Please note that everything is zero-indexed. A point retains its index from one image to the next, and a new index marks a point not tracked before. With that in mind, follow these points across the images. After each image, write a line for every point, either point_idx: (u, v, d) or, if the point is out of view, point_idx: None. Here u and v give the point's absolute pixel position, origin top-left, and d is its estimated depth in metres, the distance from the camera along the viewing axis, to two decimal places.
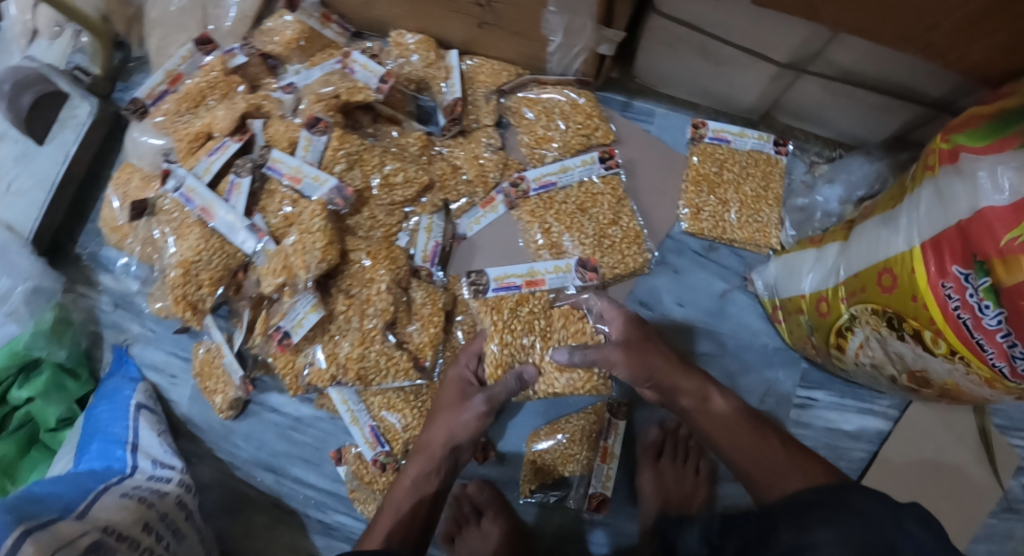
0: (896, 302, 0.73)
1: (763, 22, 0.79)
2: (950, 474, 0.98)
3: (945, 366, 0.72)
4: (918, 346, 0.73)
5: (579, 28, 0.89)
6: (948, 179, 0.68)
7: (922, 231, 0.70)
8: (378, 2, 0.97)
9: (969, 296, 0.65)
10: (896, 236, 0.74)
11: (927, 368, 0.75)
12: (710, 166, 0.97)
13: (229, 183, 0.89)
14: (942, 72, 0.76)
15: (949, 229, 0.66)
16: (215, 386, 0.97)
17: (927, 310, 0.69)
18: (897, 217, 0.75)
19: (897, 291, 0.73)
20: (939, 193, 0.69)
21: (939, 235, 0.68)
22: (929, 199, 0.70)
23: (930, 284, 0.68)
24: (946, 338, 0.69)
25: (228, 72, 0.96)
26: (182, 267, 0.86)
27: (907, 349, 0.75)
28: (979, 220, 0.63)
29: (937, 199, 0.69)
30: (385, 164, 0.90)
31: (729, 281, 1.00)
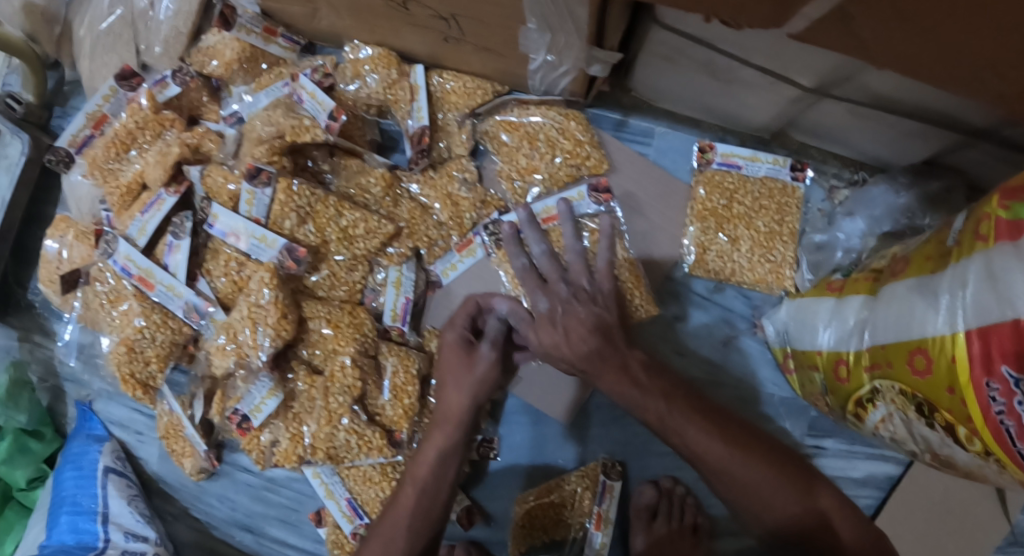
0: (928, 389, 0.65)
1: (789, 48, 0.65)
2: (961, 517, 0.94)
3: (976, 462, 0.64)
4: (947, 436, 0.66)
5: (564, 48, 0.73)
6: (1004, 260, 0.56)
7: (968, 316, 0.59)
8: (325, 14, 0.83)
9: (1018, 403, 0.55)
10: (934, 313, 0.63)
11: (953, 456, 0.67)
12: (719, 200, 0.86)
13: (167, 245, 0.80)
14: (987, 108, 0.65)
15: (1002, 323, 0.55)
16: (181, 449, 0.88)
17: (964, 406, 0.61)
18: (937, 290, 0.64)
19: (931, 378, 0.64)
20: (992, 274, 0.57)
21: (988, 325, 0.57)
22: (977, 278, 0.59)
23: (973, 380, 0.59)
24: (981, 438, 0.61)
25: (158, 109, 0.84)
26: (125, 345, 0.78)
27: (934, 435, 0.68)
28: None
29: (988, 281, 0.58)
30: (341, 216, 0.79)
31: (736, 327, 0.92)
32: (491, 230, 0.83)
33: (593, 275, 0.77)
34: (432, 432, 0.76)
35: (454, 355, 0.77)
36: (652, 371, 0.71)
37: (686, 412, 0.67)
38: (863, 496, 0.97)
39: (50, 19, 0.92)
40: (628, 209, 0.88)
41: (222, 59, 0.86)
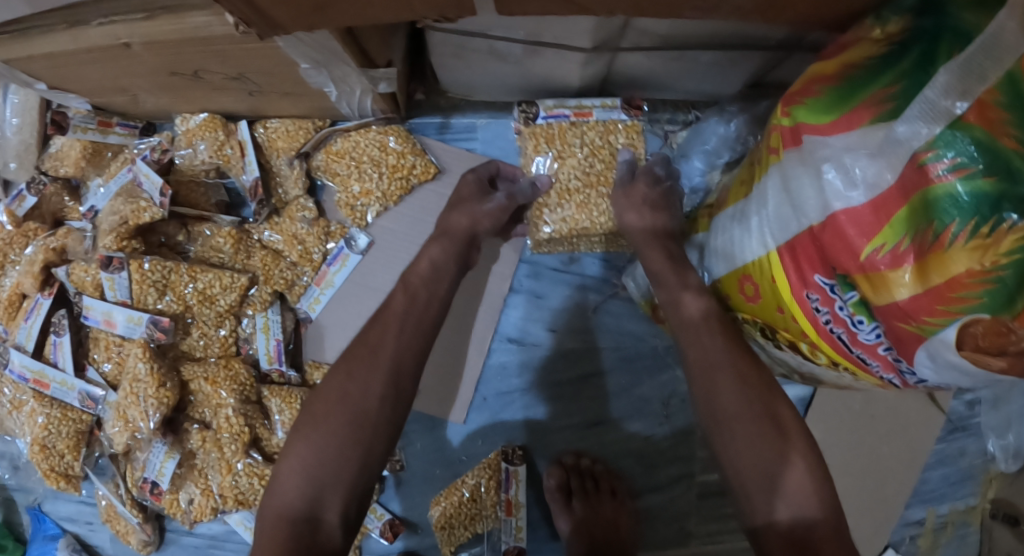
0: (763, 313, 0.66)
1: (544, 20, 0.68)
2: (885, 419, 0.95)
3: (831, 373, 0.65)
4: (796, 353, 0.67)
5: (345, 76, 0.78)
6: (792, 167, 0.56)
7: (775, 234, 0.60)
8: (143, 97, 0.88)
9: (839, 309, 0.55)
10: (749, 237, 0.64)
11: (813, 370, 0.68)
12: (570, 179, 0.82)
13: (52, 344, 0.86)
14: (747, 23, 0.67)
15: (802, 233, 0.55)
16: (125, 528, 0.94)
17: (796, 323, 0.61)
18: (748, 214, 0.65)
19: (762, 302, 0.65)
20: (786, 187, 0.57)
21: (793, 239, 0.57)
22: (776, 194, 0.59)
23: (796, 296, 0.59)
24: (823, 350, 0.61)
25: (19, 221, 0.92)
26: (37, 444, 0.84)
27: (787, 355, 0.69)
28: (832, 226, 0.51)
29: (784, 192, 0.58)
30: (194, 280, 0.84)
31: (601, 292, 0.88)
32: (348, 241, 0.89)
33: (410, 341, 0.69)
34: (343, 390, 0.67)
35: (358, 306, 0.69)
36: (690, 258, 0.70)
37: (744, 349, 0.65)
38: None
39: None
40: None
41: (70, 160, 0.93)
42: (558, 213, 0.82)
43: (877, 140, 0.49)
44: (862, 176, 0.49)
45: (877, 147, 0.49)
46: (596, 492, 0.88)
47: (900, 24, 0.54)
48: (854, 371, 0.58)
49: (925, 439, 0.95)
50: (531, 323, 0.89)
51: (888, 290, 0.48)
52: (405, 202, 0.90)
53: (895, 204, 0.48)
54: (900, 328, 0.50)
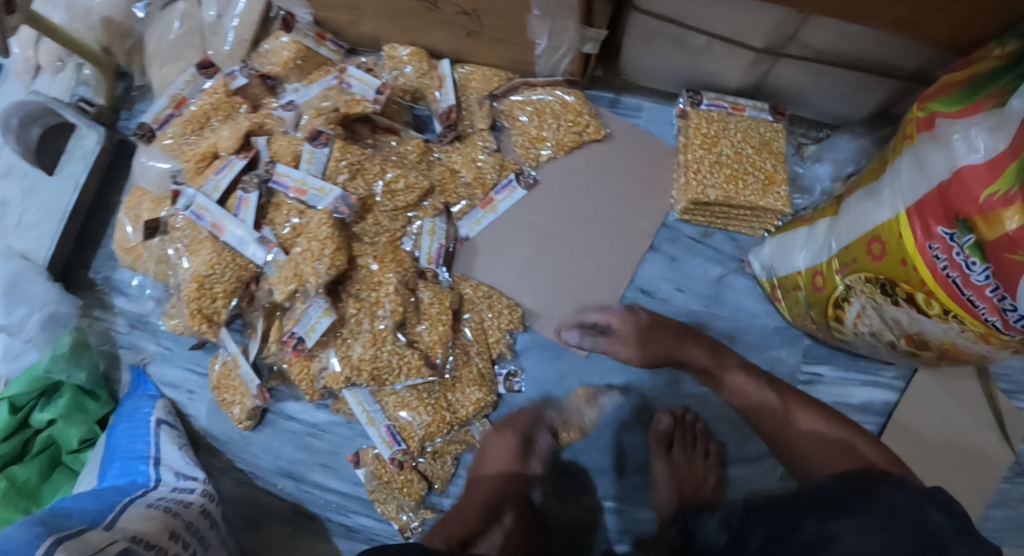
0: (887, 269, 0.76)
1: (735, 10, 0.82)
2: (959, 439, 1.00)
3: (941, 327, 0.75)
4: (912, 310, 0.76)
5: (561, 30, 0.92)
6: (926, 145, 0.72)
7: (905, 198, 0.74)
8: (366, 19, 1.02)
9: (956, 255, 0.67)
10: (880, 207, 0.78)
11: (923, 331, 0.78)
12: (721, 152, 0.95)
13: (237, 200, 0.92)
14: (902, 41, 0.81)
15: (930, 192, 0.69)
16: (232, 398, 0.99)
17: (917, 273, 0.72)
18: (881, 189, 0.79)
19: (887, 258, 0.76)
20: (919, 161, 0.72)
21: (922, 199, 0.71)
22: (909, 167, 0.74)
23: (918, 247, 0.71)
24: (938, 299, 0.72)
25: (230, 93, 1.01)
26: (197, 282, 0.89)
27: (902, 314, 0.79)
28: (958, 181, 0.65)
29: (916, 166, 0.73)
30: (385, 172, 0.93)
31: (724, 265, 1.01)
32: (521, 174, 1.01)
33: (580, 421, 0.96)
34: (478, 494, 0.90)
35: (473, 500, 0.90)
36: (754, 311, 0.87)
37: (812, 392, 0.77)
38: (865, 423, 1.03)
39: (125, 33, 1.12)
40: (618, 168, 1.02)
41: (280, 59, 1.03)
42: (710, 182, 0.94)
43: (995, 118, 0.64)
44: (982, 143, 0.64)
45: (996, 123, 0.64)
46: (692, 449, 0.96)
47: (1019, 44, 0.69)
48: (963, 315, 0.69)
49: (991, 466, 1.00)
50: (663, 280, 1.00)
51: (999, 223, 0.61)
52: (573, 154, 1.03)
53: (1007, 160, 0.61)
54: (1009, 260, 0.61)
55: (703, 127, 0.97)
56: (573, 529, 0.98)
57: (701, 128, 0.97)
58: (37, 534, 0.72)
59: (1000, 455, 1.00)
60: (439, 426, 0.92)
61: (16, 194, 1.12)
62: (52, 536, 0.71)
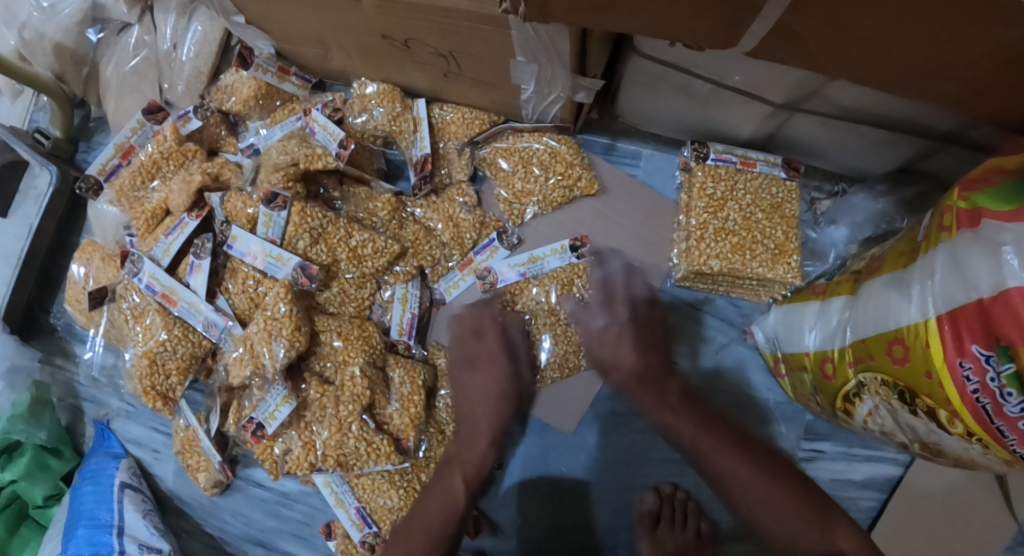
0: (907, 376, 0.67)
1: (750, 63, 0.71)
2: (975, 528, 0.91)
3: (960, 444, 0.65)
4: (931, 422, 0.67)
5: (552, 78, 0.81)
6: (965, 246, 0.60)
7: (937, 302, 0.62)
8: (333, 55, 0.91)
9: (990, 380, 0.58)
10: (907, 304, 0.66)
11: (940, 442, 0.68)
12: (728, 218, 0.85)
13: (189, 264, 0.85)
14: (943, 109, 0.69)
15: (968, 304, 0.59)
16: (197, 464, 0.92)
17: (942, 388, 0.62)
18: (908, 281, 0.67)
19: (908, 365, 0.66)
20: (956, 262, 0.61)
21: (957, 309, 0.60)
22: (943, 267, 0.62)
23: (946, 362, 0.61)
24: (963, 419, 0.62)
25: (181, 141, 0.91)
26: (148, 357, 0.83)
27: (919, 422, 0.69)
28: (1002, 301, 0.55)
29: (953, 267, 0.61)
30: (351, 236, 0.84)
31: (727, 334, 0.93)
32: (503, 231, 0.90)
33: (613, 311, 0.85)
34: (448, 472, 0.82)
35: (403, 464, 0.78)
36: (687, 399, 0.79)
37: (718, 439, 0.75)
38: (863, 499, 0.94)
39: (79, 61, 1.03)
40: (614, 226, 0.92)
41: (240, 95, 0.93)
42: (715, 252, 0.84)
43: None
44: None
45: None
46: (682, 526, 0.89)
47: None
48: (990, 443, 0.60)
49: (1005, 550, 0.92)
50: None
51: None
52: (561, 210, 0.92)
53: None
54: None
55: (709, 184, 0.86)
56: None
57: (706, 187, 0.86)
58: None
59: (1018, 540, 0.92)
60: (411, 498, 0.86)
61: None
62: None
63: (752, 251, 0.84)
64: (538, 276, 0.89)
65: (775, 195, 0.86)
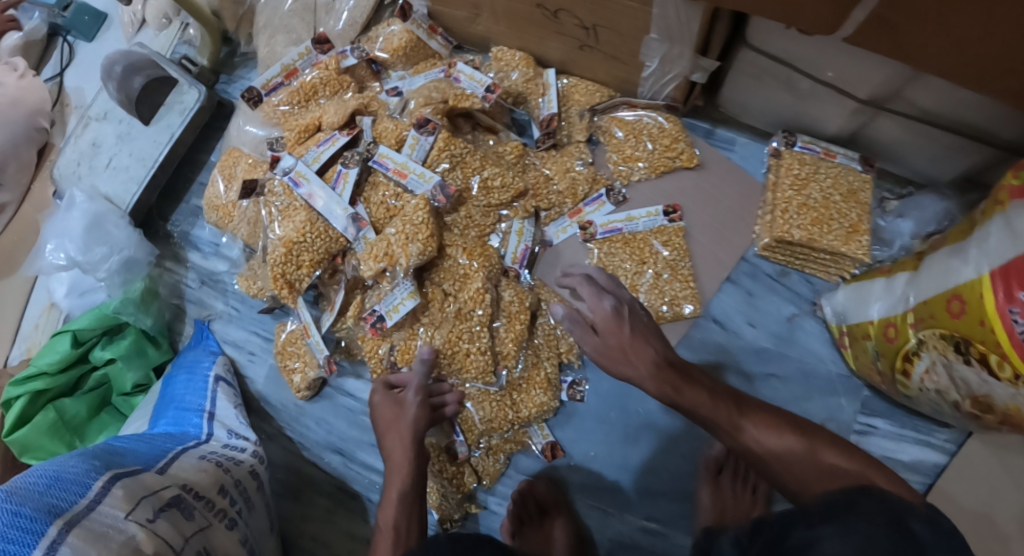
0: (964, 327, 0.75)
1: (848, 58, 0.83)
2: None
3: (1010, 392, 0.72)
4: (983, 371, 0.74)
5: (676, 57, 0.94)
6: (1017, 213, 0.70)
7: (992, 259, 0.72)
8: (482, 19, 1.05)
9: None
10: (966, 266, 0.76)
11: (991, 394, 0.75)
12: (810, 196, 0.96)
13: (336, 172, 0.94)
14: (1008, 114, 0.80)
15: (1018, 256, 0.68)
16: (294, 366, 1.00)
17: (994, 334, 0.70)
18: (968, 248, 0.77)
19: (966, 317, 0.74)
20: (1010, 226, 0.71)
21: (1008, 264, 0.69)
22: (998, 231, 0.72)
23: (998, 309, 0.69)
24: (1012, 363, 0.69)
25: (340, 71, 1.03)
26: (286, 246, 0.90)
27: (971, 373, 0.76)
28: None
29: (1007, 231, 0.71)
30: (484, 169, 0.95)
31: (798, 306, 1.02)
32: (612, 190, 1.02)
33: None
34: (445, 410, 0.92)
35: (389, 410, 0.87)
36: None
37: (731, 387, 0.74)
38: (909, 481, 0.99)
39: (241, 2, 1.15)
40: (708, 199, 1.03)
41: (390, 45, 1.06)
42: (796, 224, 0.95)
43: None
44: None
45: None
46: (743, 481, 0.95)
47: None
48: None
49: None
50: (736, 313, 1.01)
51: None
52: (664, 178, 1.04)
53: None
54: None
55: (796, 165, 0.98)
56: (613, 543, 0.97)
57: (792, 170, 0.98)
58: (93, 465, 0.74)
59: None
60: (502, 422, 0.94)
61: (110, 137, 1.16)
62: (109, 472, 0.74)
63: (830, 226, 0.95)
64: (633, 232, 1.01)
65: (853, 182, 0.97)
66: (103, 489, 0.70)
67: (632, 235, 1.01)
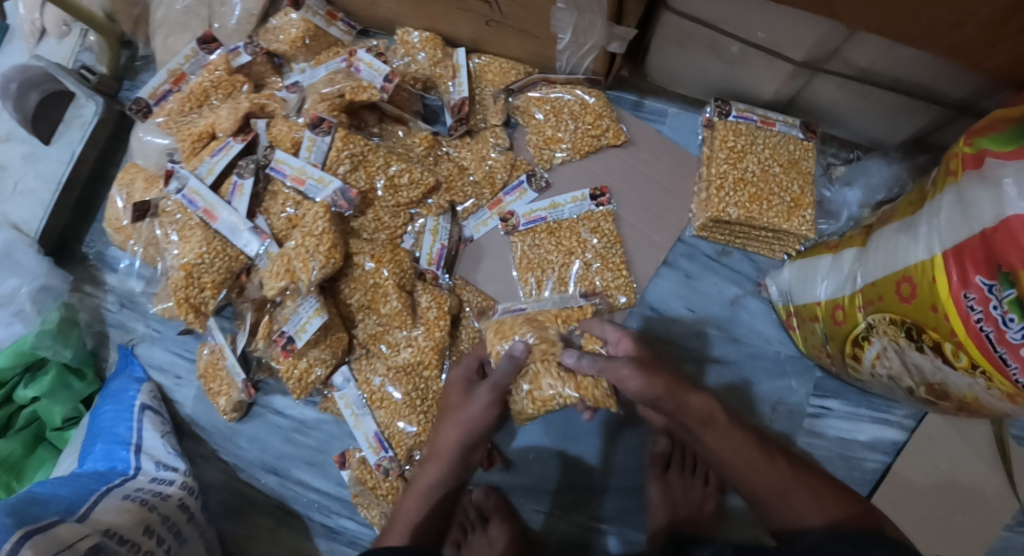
0: (915, 312, 0.70)
1: (778, 17, 0.74)
2: (968, 492, 0.92)
3: (965, 381, 0.67)
4: (937, 358, 0.69)
5: (589, 26, 0.86)
6: (971, 186, 0.64)
7: (943, 238, 0.66)
8: (382, 0, 0.96)
9: (993, 308, 0.61)
10: (916, 244, 0.71)
11: (945, 383, 0.71)
12: (747, 169, 0.89)
13: (231, 185, 0.88)
14: (953, 67, 0.72)
15: (972, 236, 0.62)
16: (218, 388, 0.95)
17: (947, 320, 0.65)
18: (918, 225, 0.72)
19: (916, 301, 0.69)
20: (962, 202, 0.65)
21: (961, 244, 0.64)
22: (950, 207, 0.67)
23: (952, 294, 0.64)
24: (967, 351, 0.65)
25: (231, 72, 0.95)
26: (185, 270, 0.85)
27: (925, 360, 0.71)
28: (1004, 229, 0.58)
29: (959, 206, 0.66)
30: (390, 165, 0.88)
31: (741, 287, 0.96)
32: (533, 176, 0.95)
33: None
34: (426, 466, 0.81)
35: (456, 389, 0.82)
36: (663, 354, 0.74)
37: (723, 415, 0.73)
38: (869, 460, 0.95)
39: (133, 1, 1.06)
40: (638, 176, 0.97)
41: (288, 36, 0.97)
42: (733, 201, 0.88)
43: None
44: None
45: None
46: (692, 473, 0.93)
47: None
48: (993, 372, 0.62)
49: (998, 527, 0.92)
50: (674, 298, 0.96)
51: None
52: (590, 157, 0.97)
53: None
54: None
55: (732, 137, 0.90)
56: (563, 544, 0.93)
57: (727, 144, 0.90)
58: (4, 523, 0.67)
59: (1012, 518, 0.92)
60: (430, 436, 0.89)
61: (16, 159, 1.10)
62: (20, 530, 0.66)
63: (768, 200, 0.88)
64: (559, 220, 0.94)
65: (793, 150, 0.90)
66: (13, 548, 0.63)
67: (556, 224, 0.94)
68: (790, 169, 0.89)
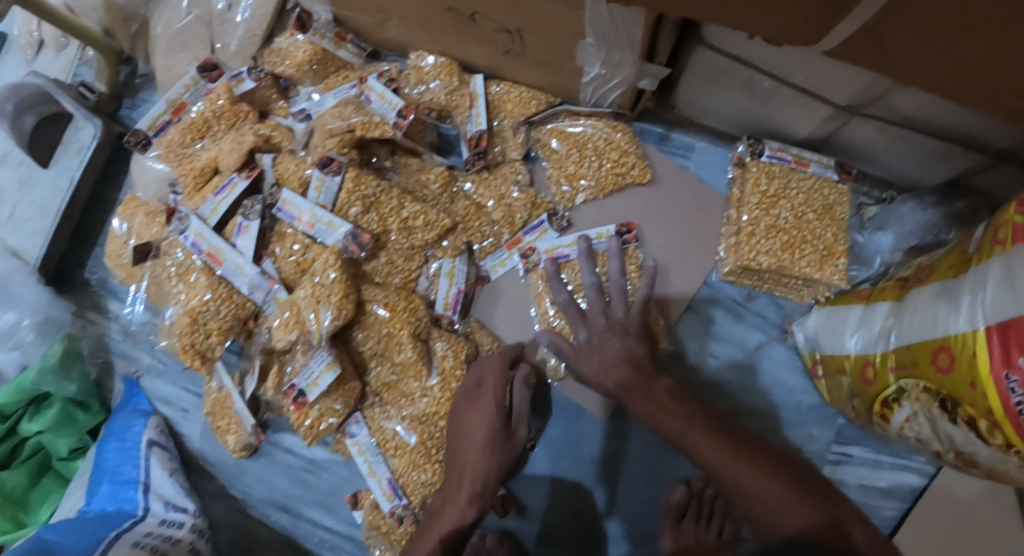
0: (951, 385, 0.64)
1: (821, 63, 0.69)
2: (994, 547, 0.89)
3: (998, 457, 0.62)
4: (971, 432, 0.64)
5: (618, 62, 0.80)
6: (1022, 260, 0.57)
7: (987, 313, 0.59)
8: (391, 24, 0.90)
9: None
10: (956, 315, 0.64)
11: (978, 453, 0.65)
12: (779, 216, 0.85)
13: (237, 225, 0.84)
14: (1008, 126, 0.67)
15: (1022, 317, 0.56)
16: (226, 426, 0.92)
17: (984, 399, 0.60)
18: (959, 292, 0.64)
19: (954, 375, 0.63)
20: (1010, 276, 0.58)
21: (1007, 321, 0.57)
22: (996, 279, 0.60)
23: (992, 374, 0.58)
24: (1003, 431, 0.59)
25: (234, 100, 0.90)
26: (189, 316, 0.81)
27: (958, 432, 0.66)
28: None
29: (1006, 281, 0.58)
30: (403, 207, 0.84)
31: (766, 333, 0.94)
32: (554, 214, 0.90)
33: (627, 308, 0.83)
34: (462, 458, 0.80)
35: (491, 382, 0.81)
36: (677, 395, 0.75)
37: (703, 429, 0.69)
38: (885, 507, 0.92)
39: (128, 17, 1.01)
40: (662, 218, 0.93)
41: (294, 60, 0.92)
42: (764, 249, 0.84)
43: None
44: None
45: None
46: (707, 523, 0.90)
47: None
48: None
49: None
50: (697, 343, 0.94)
51: None
52: (613, 196, 0.93)
53: None
54: None
55: (764, 180, 0.86)
56: None
57: (760, 188, 0.86)
58: None
59: None
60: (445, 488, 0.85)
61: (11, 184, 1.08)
62: None
63: (801, 249, 0.84)
64: None
65: (828, 196, 0.86)
66: None
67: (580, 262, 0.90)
68: (824, 214, 0.85)
